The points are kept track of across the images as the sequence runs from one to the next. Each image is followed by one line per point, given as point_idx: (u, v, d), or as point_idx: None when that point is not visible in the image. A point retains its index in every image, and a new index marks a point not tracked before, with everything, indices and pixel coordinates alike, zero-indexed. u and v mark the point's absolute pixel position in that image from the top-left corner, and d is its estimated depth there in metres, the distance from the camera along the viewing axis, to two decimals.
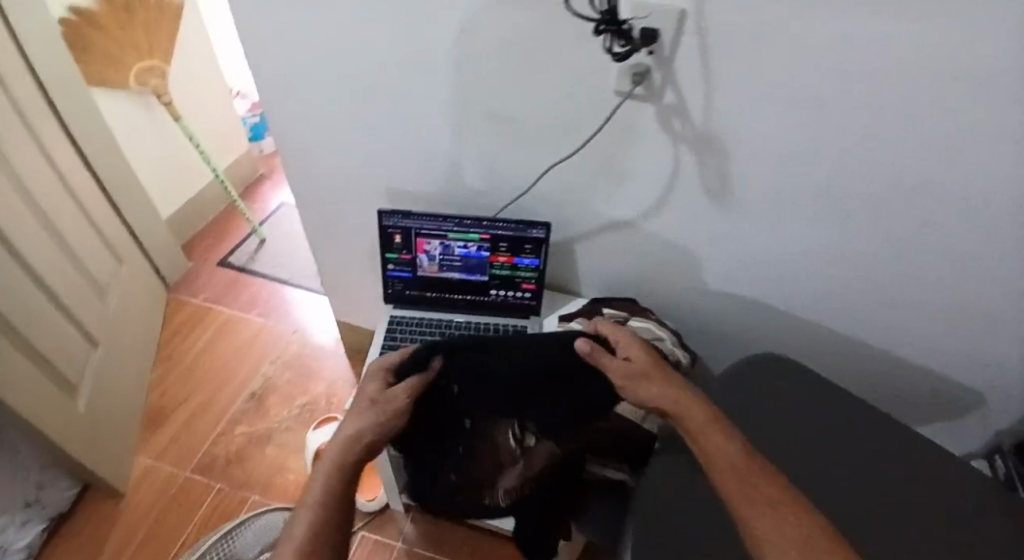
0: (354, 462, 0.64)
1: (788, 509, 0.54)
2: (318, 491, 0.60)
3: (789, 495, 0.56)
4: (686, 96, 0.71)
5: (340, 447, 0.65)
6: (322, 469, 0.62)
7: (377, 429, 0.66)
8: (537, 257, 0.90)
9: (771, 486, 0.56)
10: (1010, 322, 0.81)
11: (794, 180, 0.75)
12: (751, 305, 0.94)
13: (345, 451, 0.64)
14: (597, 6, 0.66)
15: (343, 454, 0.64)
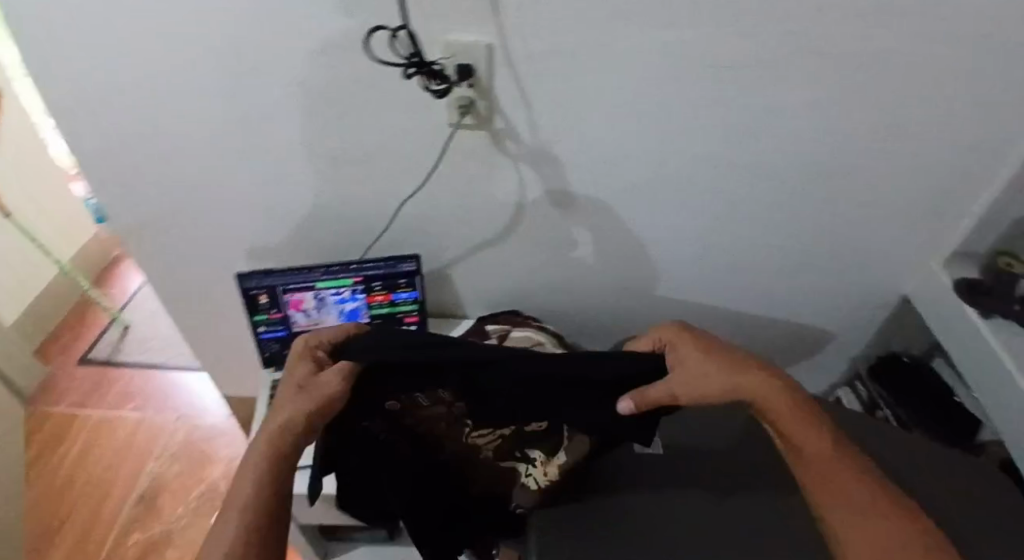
0: (287, 450, 0.58)
1: (900, 521, 0.54)
2: (248, 484, 0.57)
3: (900, 506, 0.55)
4: (512, 118, 0.76)
5: (267, 436, 0.59)
6: (255, 459, 0.58)
7: (306, 418, 0.58)
8: (413, 289, 0.91)
9: (882, 498, 0.55)
10: (827, 265, 0.93)
11: (627, 179, 0.82)
12: (620, 296, 1.01)
13: (277, 439, 0.58)
14: (402, 51, 0.70)
15: (272, 444, 0.58)
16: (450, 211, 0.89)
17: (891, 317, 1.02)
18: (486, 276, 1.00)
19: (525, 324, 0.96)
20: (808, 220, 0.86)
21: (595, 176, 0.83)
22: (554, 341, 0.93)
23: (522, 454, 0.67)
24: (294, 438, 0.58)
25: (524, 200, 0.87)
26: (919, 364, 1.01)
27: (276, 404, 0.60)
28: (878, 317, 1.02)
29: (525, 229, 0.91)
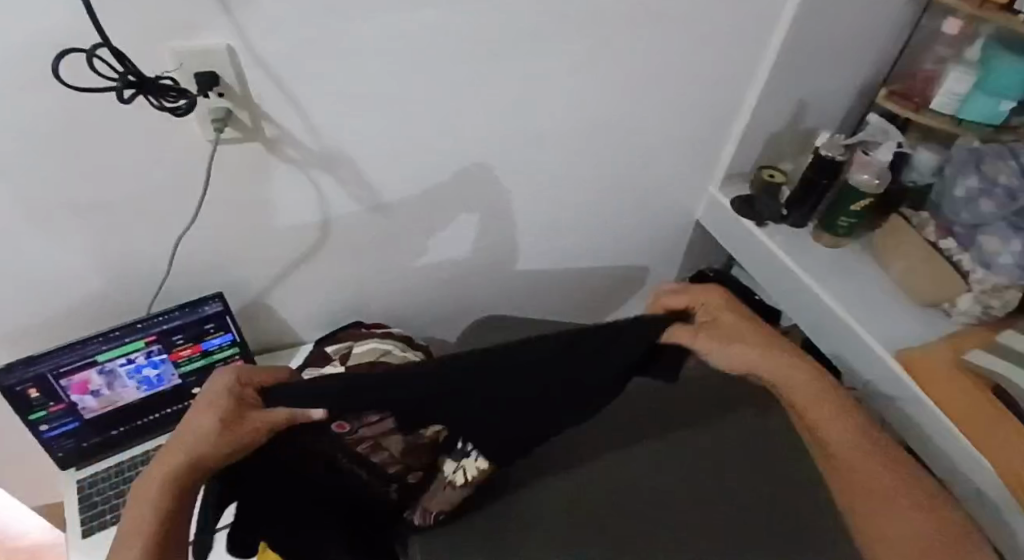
0: (195, 473, 0.54)
1: (915, 485, 0.63)
2: (156, 490, 0.54)
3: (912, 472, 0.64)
4: (284, 123, 0.69)
5: (176, 461, 0.54)
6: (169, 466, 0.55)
7: (210, 449, 0.52)
8: (226, 332, 0.82)
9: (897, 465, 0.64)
10: (621, 195, 1.03)
11: (428, 163, 0.81)
12: (451, 276, 1.01)
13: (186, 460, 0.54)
14: (111, 69, 0.57)
15: (180, 469, 0.54)
16: (243, 240, 0.80)
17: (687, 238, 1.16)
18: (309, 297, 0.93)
19: (367, 335, 0.90)
20: (598, 157, 0.94)
21: (395, 167, 0.80)
22: (400, 344, 0.88)
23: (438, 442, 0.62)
24: (201, 469, 0.53)
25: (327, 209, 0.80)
26: (725, 275, 1.18)
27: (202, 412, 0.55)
28: (683, 237, 1.15)
29: (335, 241, 0.85)
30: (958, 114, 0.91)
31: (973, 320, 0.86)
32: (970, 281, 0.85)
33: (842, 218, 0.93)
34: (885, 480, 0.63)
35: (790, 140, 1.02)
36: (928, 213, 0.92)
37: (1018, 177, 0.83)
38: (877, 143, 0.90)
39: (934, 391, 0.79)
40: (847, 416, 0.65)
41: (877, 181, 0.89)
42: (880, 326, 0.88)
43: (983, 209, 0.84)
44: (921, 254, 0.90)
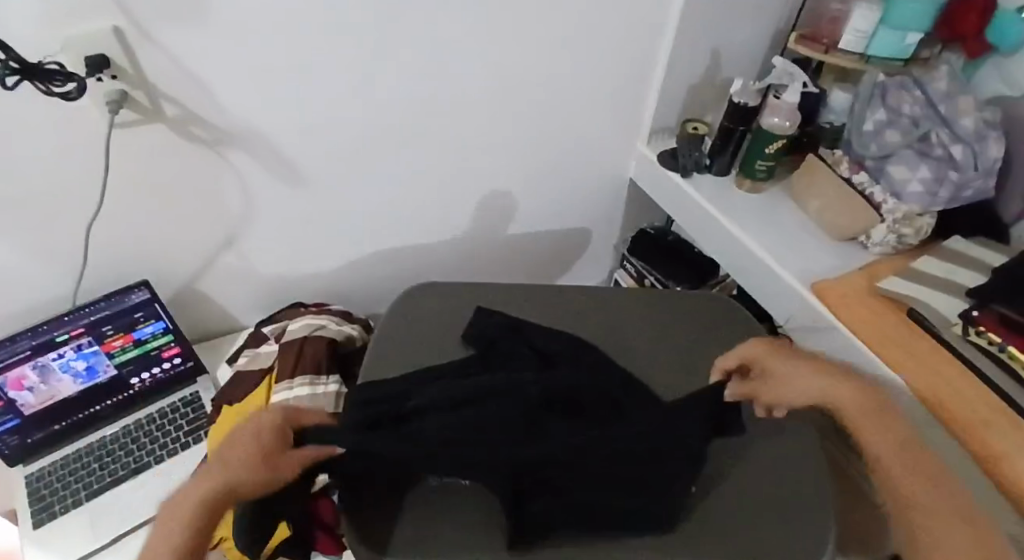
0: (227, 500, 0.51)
1: (955, 516, 0.55)
2: (181, 529, 0.50)
3: (970, 510, 0.56)
4: (185, 102, 0.71)
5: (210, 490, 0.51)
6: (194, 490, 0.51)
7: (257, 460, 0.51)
8: (157, 320, 0.85)
9: (947, 495, 0.57)
10: (549, 161, 1.04)
11: (341, 135, 0.84)
12: (385, 247, 1.04)
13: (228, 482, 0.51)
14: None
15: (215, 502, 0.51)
16: (171, 220, 0.82)
17: (625, 198, 1.18)
18: (241, 278, 0.95)
19: (302, 313, 0.91)
20: (517, 121, 0.95)
21: (306, 142, 0.82)
22: (335, 319, 0.89)
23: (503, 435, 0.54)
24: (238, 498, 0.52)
25: (247, 188, 0.84)
26: (664, 232, 1.21)
27: (242, 440, 0.53)
28: (619, 198, 1.17)
29: (261, 215, 0.88)
30: (867, 52, 0.91)
31: (888, 248, 0.90)
32: (883, 211, 0.87)
33: (760, 162, 0.96)
34: (942, 504, 0.56)
35: (710, 92, 1.04)
36: (841, 151, 0.95)
37: (920, 106, 0.87)
38: (785, 85, 0.92)
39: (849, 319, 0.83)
40: (902, 436, 0.60)
41: (789, 123, 0.92)
42: (797, 264, 0.91)
43: (890, 139, 0.87)
44: (833, 190, 0.92)
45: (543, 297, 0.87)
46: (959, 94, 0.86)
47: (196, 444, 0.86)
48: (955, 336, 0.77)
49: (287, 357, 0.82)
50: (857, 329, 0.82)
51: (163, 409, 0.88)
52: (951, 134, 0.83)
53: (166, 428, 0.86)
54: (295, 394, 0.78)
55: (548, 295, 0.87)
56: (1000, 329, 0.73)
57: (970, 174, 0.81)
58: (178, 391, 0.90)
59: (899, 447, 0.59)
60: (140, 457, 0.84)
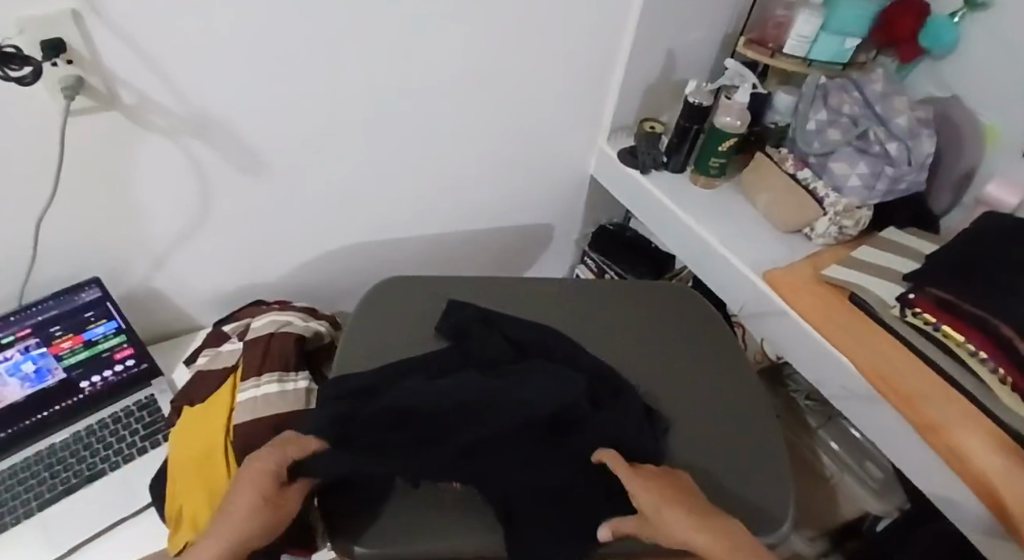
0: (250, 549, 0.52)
1: None
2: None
3: None
4: (143, 89, 0.68)
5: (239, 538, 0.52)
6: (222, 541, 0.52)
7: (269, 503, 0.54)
8: (109, 319, 0.82)
9: None
10: (512, 157, 1.06)
11: (308, 126, 0.82)
12: (350, 244, 1.03)
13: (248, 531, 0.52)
14: None
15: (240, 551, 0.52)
16: (125, 215, 0.79)
17: (585, 194, 1.21)
18: (199, 275, 0.92)
19: (266, 310, 0.89)
20: (483, 117, 0.96)
21: (271, 133, 0.80)
22: (301, 315, 0.87)
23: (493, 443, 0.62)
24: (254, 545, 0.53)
25: (206, 181, 0.81)
26: (622, 228, 1.25)
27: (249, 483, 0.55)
28: (579, 194, 1.20)
29: (222, 208, 0.85)
30: (810, 56, 0.97)
31: (831, 239, 0.95)
32: (825, 206, 0.94)
33: (713, 159, 1.01)
34: None
35: (665, 92, 1.09)
36: (787, 149, 1.00)
37: (859, 106, 0.93)
38: (736, 87, 0.97)
39: (800, 303, 0.88)
40: None
41: (740, 122, 0.97)
42: (751, 255, 0.96)
43: (832, 137, 0.94)
44: (780, 184, 0.98)
45: (511, 290, 0.88)
46: (895, 94, 0.93)
47: (154, 448, 0.83)
48: (893, 318, 0.83)
49: (252, 354, 0.79)
50: (807, 313, 0.87)
51: (115, 414, 0.83)
52: (887, 132, 0.91)
53: (121, 433, 0.82)
54: (262, 392, 0.76)
55: (517, 288, 0.88)
56: (936, 311, 0.79)
57: (904, 169, 0.88)
58: (135, 395, 0.85)
59: None
60: (93, 464, 0.80)
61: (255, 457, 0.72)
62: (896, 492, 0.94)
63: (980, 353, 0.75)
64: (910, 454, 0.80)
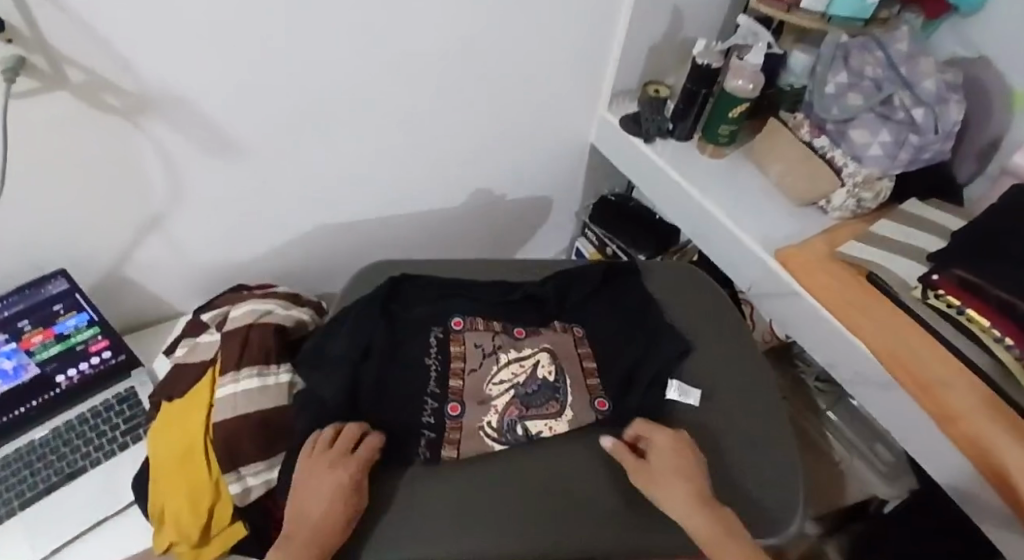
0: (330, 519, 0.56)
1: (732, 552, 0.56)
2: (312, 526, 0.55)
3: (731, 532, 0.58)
4: (92, 67, 0.62)
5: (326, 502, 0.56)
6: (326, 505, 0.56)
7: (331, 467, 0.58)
8: (81, 311, 0.77)
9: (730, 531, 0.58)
10: (506, 128, 0.99)
11: (279, 99, 0.76)
12: (338, 224, 0.98)
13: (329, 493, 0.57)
14: None
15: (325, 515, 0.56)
16: (90, 200, 0.74)
17: (585, 163, 1.14)
18: (174, 259, 0.87)
19: (247, 297, 0.84)
20: (472, 86, 0.90)
21: (240, 109, 0.74)
22: (283, 303, 0.83)
23: (523, 366, 0.71)
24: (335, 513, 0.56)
25: (172, 165, 0.76)
26: (625, 199, 1.19)
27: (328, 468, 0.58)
28: (578, 165, 1.14)
29: (191, 191, 0.80)
30: (828, 10, 0.88)
31: (848, 213, 0.89)
32: (844, 176, 0.87)
33: (723, 126, 0.94)
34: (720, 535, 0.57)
35: (670, 52, 1.00)
36: (802, 114, 0.93)
37: (881, 67, 0.86)
38: (749, 46, 0.90)
39: (671, 501, 0.59)
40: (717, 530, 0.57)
41: (753, 85, 0.90)
42: (761, 231, 0.90)
43: (852, 101, 0.86)
44: (794, 153, 0.91)
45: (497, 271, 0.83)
46: (921, 56, 0.86)
47: (135, 443, 0.80)
48: (914, 300, 0.78)
49: (231, 346, 0.75)
50: (683, 513, 0.59)
51: (95, 408, 0.80)
52: (914, 97, 0.83)
53: (101, 428, 0.79)
54: (242, 387, 0.72)
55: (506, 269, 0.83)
56: (962, 294, 0.73)
57: (930, 138, 0.81)
58: (115, 387, 0.82)
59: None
60: (74, 461, 0.77)
61: (238, 452, 0.69)
62: (905, 477, 0.91)
63: (1005, 339, 0.70)
64: (925, 442, 0.76)
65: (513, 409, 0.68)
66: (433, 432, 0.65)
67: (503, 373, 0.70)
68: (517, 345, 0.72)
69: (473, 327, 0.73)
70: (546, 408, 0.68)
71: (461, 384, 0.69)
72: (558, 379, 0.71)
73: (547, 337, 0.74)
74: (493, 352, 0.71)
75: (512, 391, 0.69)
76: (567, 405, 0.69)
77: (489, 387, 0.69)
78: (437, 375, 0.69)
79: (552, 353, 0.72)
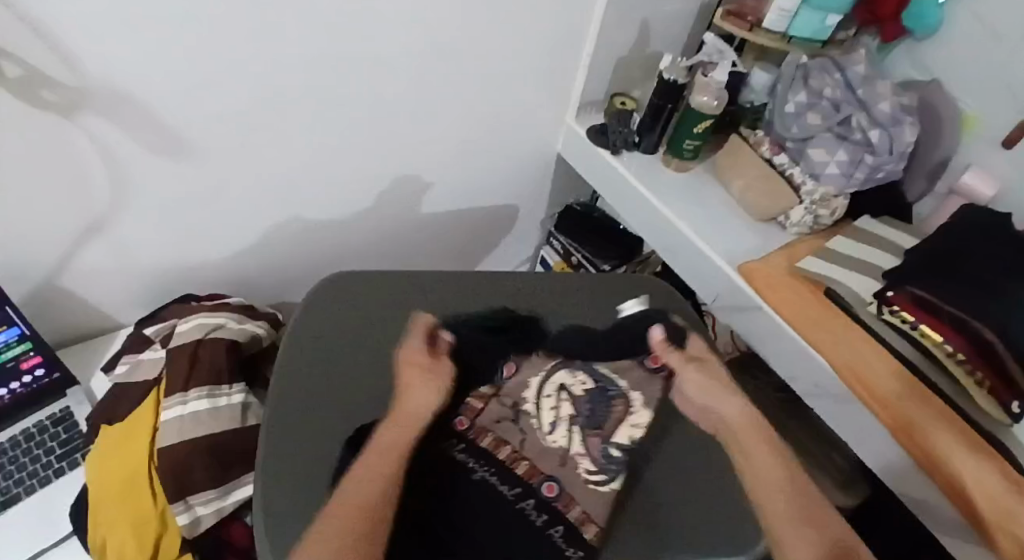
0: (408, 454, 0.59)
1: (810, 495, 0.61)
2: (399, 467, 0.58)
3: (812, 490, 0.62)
4: (30, 59, 0.56)
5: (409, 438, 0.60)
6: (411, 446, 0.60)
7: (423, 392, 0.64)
8: (14, 324, 0.68)
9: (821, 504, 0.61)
10: (472, 136, 0.98)
11: (238, 98, 0.72)
12: (299, 231, 0.94)
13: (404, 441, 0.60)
14: None
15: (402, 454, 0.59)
16: (25, 205, 0.68)
17: (550, 172, 1.13)
18: (114, 266, 0.81)
19: (196, 310, 0.79)
20: (439, 93, 0.88)
21: (191, 108, 0.69)
22: (235, 316, 0.78)
23: (557, 399, 0.66)
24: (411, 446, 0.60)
25: (115, 167, 0.70)
26: (590, 209, 1.19)
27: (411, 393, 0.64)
28: (544, 175, 1.13)
29: (134, 197, 0.75)
30: (789, 32, 0.91)
31: (805, 229, 0.92)
32: (801, 193, 0.90)
33: (688, 141, 0.96)
34: (809, 501, 0.61)
35: (636, 64, 1.01)
36: (762, 131, 0.95)
37: (840, 89, 0.88)
38: (714, 63, 0.91)
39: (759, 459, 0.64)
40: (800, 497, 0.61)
41: (716, 102, 0.91)
42: (725, 245, 0.92)
43: (810, 122, 0.88)
44: (750, 170, 0.94)
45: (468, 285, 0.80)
46: (876, 78, 0.89)
47: (72, 469, 0.73)
48: (870, 316, 0.81)
49: (178, 364, 0.71)
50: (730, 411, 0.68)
51: (27, 431, 0.72)
52: (870, 118, 0.86)
53: (35, 453, 0.72)
54: (190, 409, 0.68)
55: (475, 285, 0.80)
56: (914, 309, 0.75)
57: (884, 158, 0.85)
58: (48, 407, 0.75)
59: (795, 513, 0.59)
60: (5, 489, 0.70)
61: (189, 482, 0.66)
62: (858, 481, 0.94)
63: (958, 355, 0.72)
64: (879, 454, 0.79)
65: (591, 440, 0.63)
66: (543, 515, 0.59)
67: (552, 416, 0.65)
68: (523, 394, 0.66)
69: (474, 411, 0.65)
70: (614, 414, 0.65)
71: (527, 460, 0.62)
72: (598, 380, 0.67)
73: (530, 366, 0.68)
74: (512, 410, 0.65)
75: (574, 423, 0.64)
76: (635, 396, 0.67)
77: (546, 438, 0.64)
78: (494, 471, 0.61)
79: (564, 375, 0.67)
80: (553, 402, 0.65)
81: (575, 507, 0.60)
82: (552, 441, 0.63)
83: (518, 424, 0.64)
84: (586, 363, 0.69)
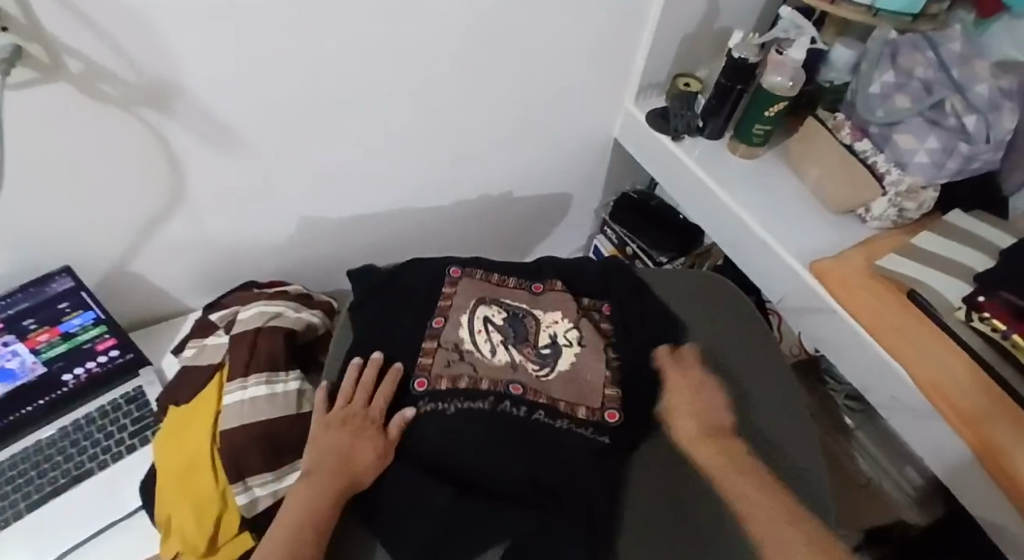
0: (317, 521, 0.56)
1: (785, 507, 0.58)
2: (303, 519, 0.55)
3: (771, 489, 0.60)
4: (89, 55, 0.58)
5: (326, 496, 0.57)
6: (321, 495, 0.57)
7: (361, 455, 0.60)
8: (88, 309, 0.75)
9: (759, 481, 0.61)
10: (525, 122, 0.95)
11: (292, 90, 0.73)
12: (353, 222, 0.95)
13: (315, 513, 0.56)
14: None
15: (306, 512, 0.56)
16: (93, 196, 0.71)
17: (606, 158, 1.09)
18: (178, 253, 0.85)
19: (258, 297, 0.82)
20: (490, 79, 0.85)
21: (244, 99, 0.70)
22: (292, 304, 0.80)
23: (490, 333, 0.70)
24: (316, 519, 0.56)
25: (175, 157, 0.73)
26: (648, 196, 1.14)
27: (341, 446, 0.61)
28: (601, 161, 1.09)
29: (194, 187, 0.77)
30: (875, 4, 0.81)
31: (888, 223, 0.84)
32: (885, 183, 0.81)
33: (757, 125, 0.89)
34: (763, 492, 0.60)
35: (703, 43, 0.95)
36: (842, 114, 0.87)
37: (933, 68, 0.80)
38: (791, 40, 0.83)
39: (755, 507, 0.58)
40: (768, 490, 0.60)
41: (792, 83, 0.84)
42: (794, 240, 0.86)
43: (899, 104, 0.81)
44: (832, 156, 0.86)
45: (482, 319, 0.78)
46: (975, 57, 0.79)
47: (142, 445, 0.78)
48: (956, 322, 0.73)
49: (237, 352, 0.73)
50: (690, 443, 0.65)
51: (103, 407, 0.79)
52: (966, 102, 0.77)
53: (108, 429, 0.78)
54: (250, 394, 0.70)
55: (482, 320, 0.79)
56: (1007, 319, 0.68)
57: (981, 147, 0.76)
58: (122, 386, 0.80)
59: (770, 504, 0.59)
60: (82, 463, 0.76)
61: (247, 466, 0.67)
62: (936, 499, 0.87)
63: None
64: (957, 473, 0.72)
65: (527, 351, 0.69)
66: (522, 408, 0.64)
67: (487, 336, 0.70)
68: (459, 334, 0.70)
69: (425, 366, 0.67)
70: (533, 329, 0.72)
71: (486, 377, 0.66)
72: (510, 314, 0.73)
73: (455, 315, 0.71)
74: (456, 350, 0.68)
75: (509, 340, 0.70)
76: (544, 313, 0.73)
77: (493, 358, 0.68)
78: (462, 397, 0.64)
79: (483, 303, 0.73)
80: (490, 337, 0.70)
81: (542, 395, 0.65)
82: (496, 357, 0.68)
83: (462, 354, 0.68)
84: (497, 297, 0.75)
